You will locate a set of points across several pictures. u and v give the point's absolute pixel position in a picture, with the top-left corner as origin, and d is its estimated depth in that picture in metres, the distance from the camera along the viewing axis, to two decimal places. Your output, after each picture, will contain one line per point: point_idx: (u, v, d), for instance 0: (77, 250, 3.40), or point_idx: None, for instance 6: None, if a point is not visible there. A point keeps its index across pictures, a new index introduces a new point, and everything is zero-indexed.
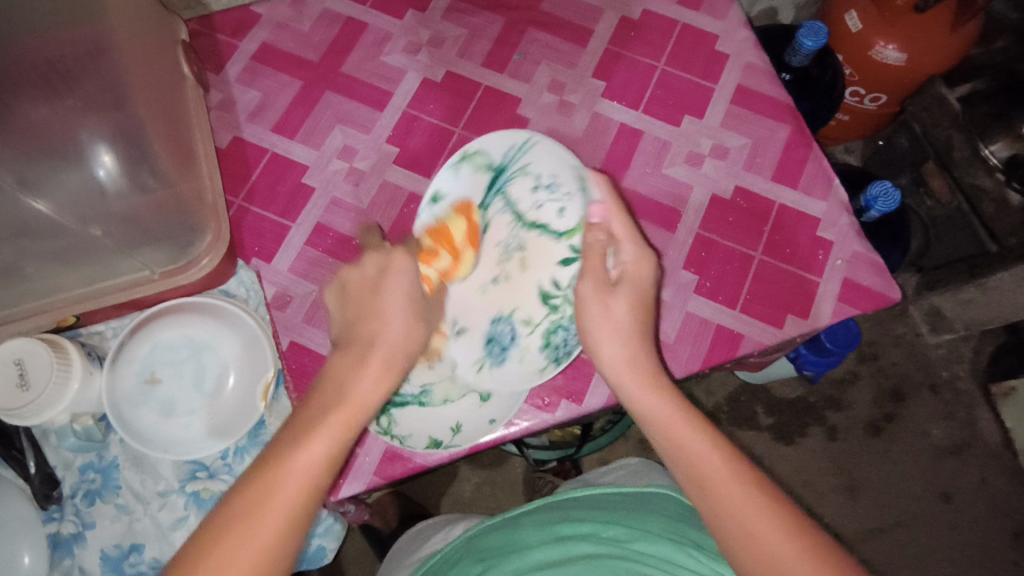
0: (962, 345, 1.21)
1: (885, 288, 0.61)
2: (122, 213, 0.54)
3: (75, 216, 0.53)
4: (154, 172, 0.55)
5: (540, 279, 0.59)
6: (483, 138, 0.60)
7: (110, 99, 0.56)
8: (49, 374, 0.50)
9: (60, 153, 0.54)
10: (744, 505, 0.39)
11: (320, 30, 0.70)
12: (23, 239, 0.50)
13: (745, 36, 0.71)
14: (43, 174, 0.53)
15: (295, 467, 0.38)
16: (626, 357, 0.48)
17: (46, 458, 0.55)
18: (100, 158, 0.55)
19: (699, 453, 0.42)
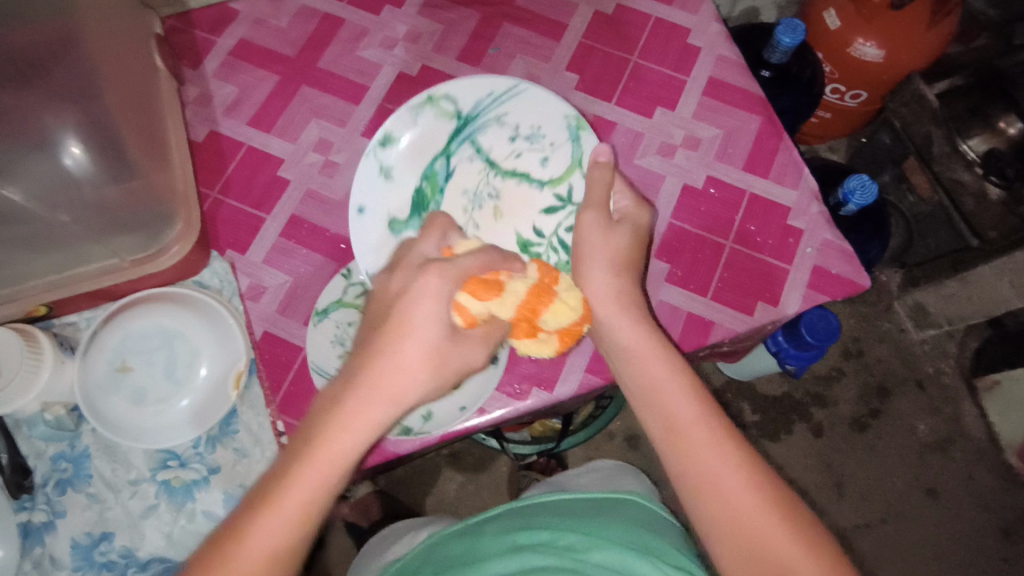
0: (947, 341, 1.22)
1: (856, 276, 0.62)
2: (93, 203, 0.54)
3: (43, 204, 0.51)
4: (126, 163, 0.55)
5: (520, 228, 0.62)
6: (452, 85, 0.61)
7: (80, 85, 0.54)
8: (20, 362, 0.51)
9: (30, 142, 0.53)
10: (714, 460, 0.42)
11: (297, 25, 0.71)
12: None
13: (718, 29, 0.72)
14: (17, 162, 0.52)
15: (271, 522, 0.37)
16: (615, 290, 0.51)
17: (18, 448, 0.54)
18: (69, 148, 0.54)
19: (671, 401, 0.45)
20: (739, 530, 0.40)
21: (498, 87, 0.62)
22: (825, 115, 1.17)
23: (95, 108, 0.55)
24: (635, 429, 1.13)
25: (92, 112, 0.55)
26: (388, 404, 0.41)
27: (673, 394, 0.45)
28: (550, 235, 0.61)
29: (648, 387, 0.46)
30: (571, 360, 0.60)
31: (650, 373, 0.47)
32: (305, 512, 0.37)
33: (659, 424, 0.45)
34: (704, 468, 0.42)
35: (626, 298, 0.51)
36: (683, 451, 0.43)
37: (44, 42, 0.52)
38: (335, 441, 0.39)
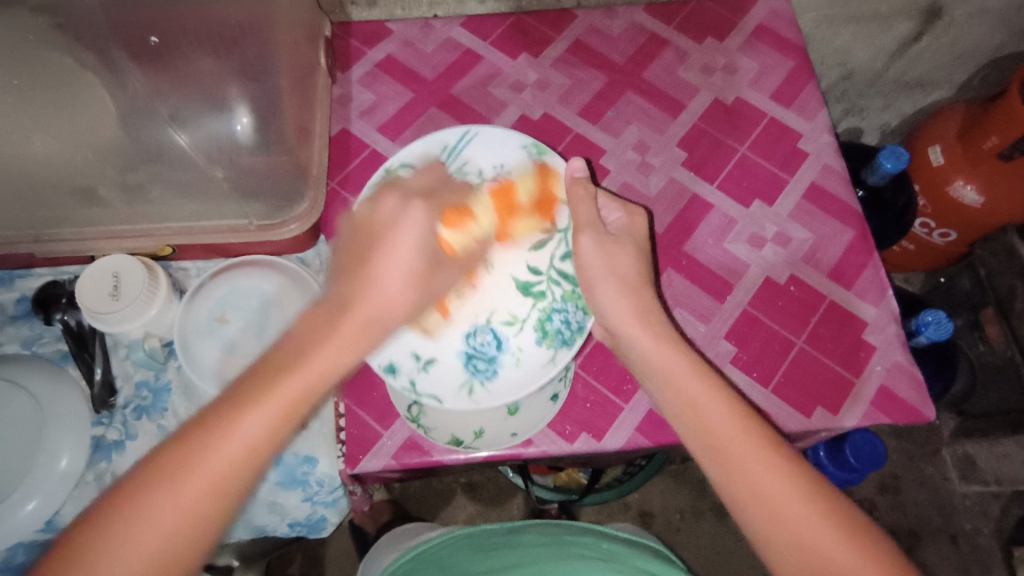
0: (990, 502, 1.17)
1: (921, 406, 0.62)
2: (241, 167, 0.59)
3: (204, 156, 0.59)
4: (279, 140, 0.60)
5: (515, 271, 0.57)
6: (403, 153, 0.59)
7: (258, 64, 0.61)
8: (139, 291, 0.56)
9: (209, 100, 0.60)
10: (776, 487, 0.43)
11: (441, 53, 0.78)
12: (158, 165, 0.58)
13: (828, 140, 0.75)
14: (193, 114, 0.60)
15: (231, 436, 0.38)
16: (633, 309, 0.52)
17: (110, 367, 0.59)
18: (239, 116, 0.60)
19: (711, 414, 0.46)
20: (802, 550, 0.41)
21: (451, 139, 0.61)
22: (910, 247, 1.19)
23: (264, 83, 0.61)
24: (651, 506, 1.13)
25: (259, 87, 0.61)
26: (337, 348, 0.44)
27: (713, 409, 0.47)
28: (546, 269, 0.57)
29: (681, 403, 0.48)
30: (624, 417, 0.61)
31: (682, 389, 0.48)
32: (261, 435, 0.39)
33: (698, 439, 0.46)
34: (758, 484, 0.43)
35: (651, 323, 0.52)
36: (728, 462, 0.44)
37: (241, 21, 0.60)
38: (314, 363, 0.42)
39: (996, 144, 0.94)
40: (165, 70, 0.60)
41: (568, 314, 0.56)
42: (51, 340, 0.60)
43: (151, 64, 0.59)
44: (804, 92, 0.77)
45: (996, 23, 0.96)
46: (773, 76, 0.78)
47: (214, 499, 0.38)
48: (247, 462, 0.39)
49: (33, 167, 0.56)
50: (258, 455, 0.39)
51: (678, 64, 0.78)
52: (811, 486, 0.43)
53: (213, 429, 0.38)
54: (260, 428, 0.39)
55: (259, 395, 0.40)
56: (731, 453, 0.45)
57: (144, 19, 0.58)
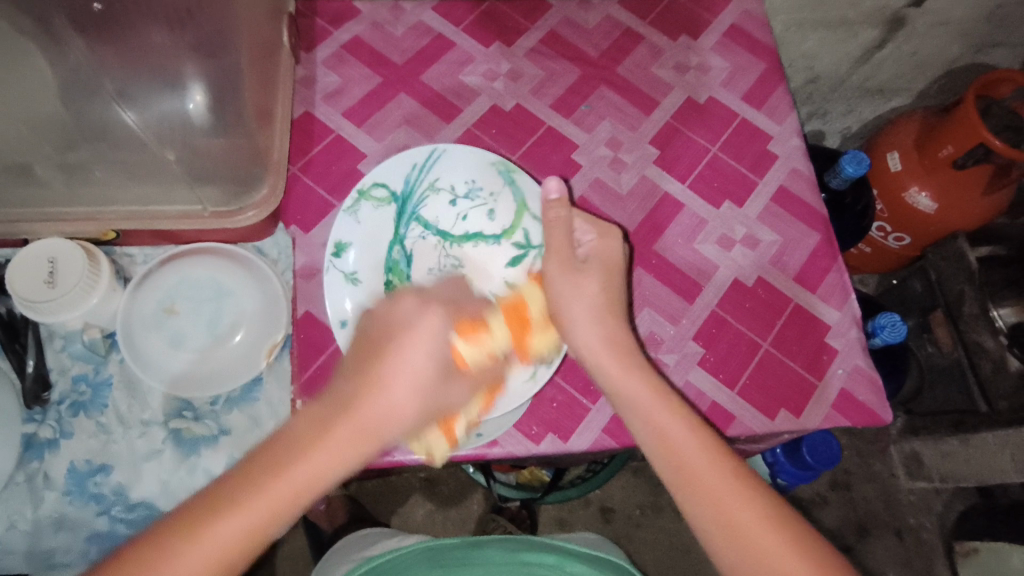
0: (933, 498, 1.24)
1: (879, 409, 0.63)
2: (199, 150, 0.54)
3: (155, 137, 0.53)
4: (241, 120, 0.56)
5: (493, 288, 0.61)
6: (377, 173, 0.62)
7: (216, 38, 0.54)
8: (79, 279, 0.52)
9: (161, 78, 0.53)
10: (747, 518, 0.42)
11: (410, 38, 0.75)
12: (103, 146, 0.52)
13: (797, 143, 0.75)
14: (144, 91, 0.52)
15: (202, 539, 0.37)
16: (603, 337, 0.52)
17: (44, 359, 0.55)
18: (193, 94, 0.54)
19: (683, 445, 0.45)
20: None
21: (419, 157, 0.63)
22: (866, 250, 1.22)
23: (223, 57, 0.54)
24: (612, 502, 1.13)
25: (216, 64, 0.54)
26: (332, 451, 0.41)
27: (693, 445, 0.45)
28: (524, 288, 0.61)
29: (654, 435, 0.46)
30: (591, 417, 0.60)
31: (653, 418, 0.47)
32: (234, 546, 0.37)
33: (669, 465, 0.45)
34: (737, 520, 0.42)
35: (618, 346, 0.52)
36: (706, 496, 0.43)
37: None
38: (303, 469, 0.40)
39: (951, 153, 0.96)
40: (109, 43, 0.49)
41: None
42: None
43: (93, 33, 0.47)
44: (775, 94, 0.77)
45: (955, 35, 0.99)
46: (745, 77, 0.78)
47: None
48: (224, 568, 0.37)
49: None
50: (234, 563, 0.38)
51: (652, 60, 0.77)
52: (782, 516, 0.42)
53: (185, 528, 0.37)
54: (240, 531, 0.38)
55: (246, 495, 0.38)
56: (709, 488, 0.43)
57: None
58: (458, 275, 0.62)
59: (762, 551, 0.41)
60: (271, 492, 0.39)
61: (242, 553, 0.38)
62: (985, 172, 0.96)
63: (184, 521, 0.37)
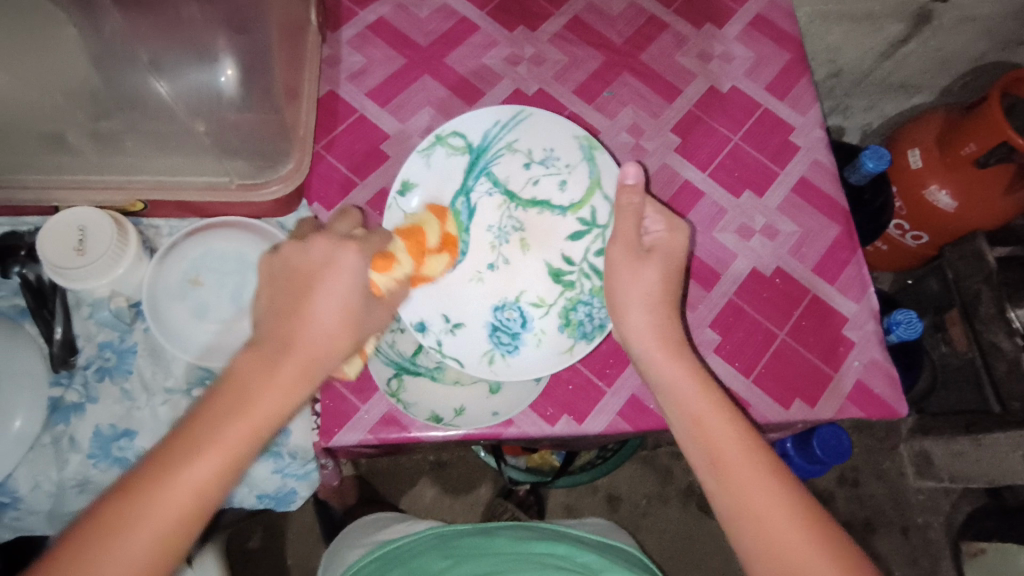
0: (942, 497, 1.24)
1: (895, 402, 0.63)
2: (230, 123, 0.56)
3: (186, 108, 0.56)
4: (270, 95, 0.56)
5: (550, 257, 0.65)
6: (459, 122, 0.63)
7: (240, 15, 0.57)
8: (108, 248, 0.53)
9: (195, 50, 0.57)
10: (774, 511, 0.43)
11: (435, 20, 0.75)
12: (136, 114, 0.56)
13: (819, 135, 0.75)
14: (176, 63, 0.57)
15: (175, 482, 0.38)
16: (653, 327, 0.53)
17: (71, 326, 0.56)
18: (224, 69, 0.57)
19: (721, 437, 0.46)
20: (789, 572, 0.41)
21: (504, 115, 0.64)
22: (882, 247, 1.22)
23: (254, 34, 0.57)
24: (619, 491, 1.14)
25: (246, 40, 0.57)
26: (278, 394, 0.42)
27: (733, 449, 0.46)
28: (579, 261, 0.63)
29: (695, 432, 0.47)
30: (605, 400, 0.61)
31: (696, 408, 0.48)
32: (203, 485, 0.39)
33: (703, 462, 0.46)
34: (769, 528, 0.42)
35: (669, 335, 0.52)
36: (737, 496, 0.44)
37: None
38: (257, 410, 0.41)
39: (973, 151, 0.96)
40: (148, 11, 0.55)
41: (593, 307, 0.61)
42: (9, 294, 0.57)
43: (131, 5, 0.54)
44: (799, 85, 0.77)
45: (981, 32, 0.98)
46: (769, 67, 0.77)
47: (184, 526, 0.38)
48: (194, 517, 0.39)
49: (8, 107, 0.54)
50: (201, 508, 0.39)
51: (676, 48, 0.77)
52: (806, 509, 0.43)
53: (157, 470, 0.38)
54: (211, 471, 0.39)
55: (204, 426, 0.40)
56: (746, 493, 0.44)
57: None
58: (516, 233, 0.66)
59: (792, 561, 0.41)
60: (220, 447, 0.40)
61: (205, 511, 0.39)
62: (1006, 171, 0.95)
63: (154, 472, 0.38)
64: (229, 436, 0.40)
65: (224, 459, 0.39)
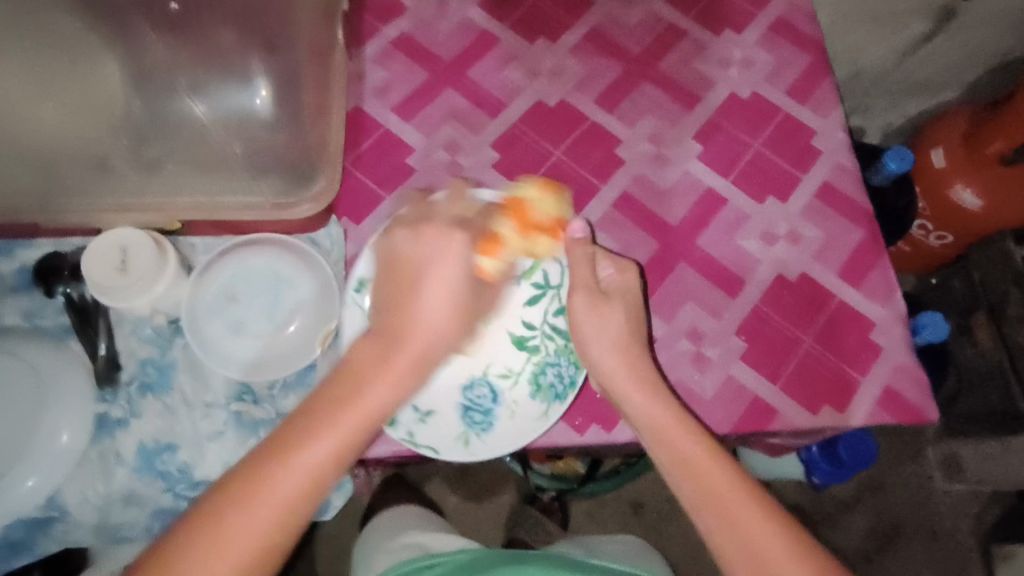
0: (969, 501, 1.23)
1: (923, 406, 0.63)
2: (264, 146, 0.63)
3: (225, 132, 0.64)
4: (299, 120, 0.64)
5: (511, 326, 0.63)
6: (365, 272, 0.57)
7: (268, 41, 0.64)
8: (150, 267, 0.55)
9: (234, 74, 0.66)
10: (771, 545, 0.44)
11: (456, 34, 0.76)
12: (179, 138, 0.64)
13: (842, 138, 0.74)
14: (212, 85, 0.66)
15: (298, 463, 0.40)
16: (622, 368, 0.54)
17: (114, 343, 0.58)
18: (259, 92, 0.65)
19: (708, 475, 0.47)
20: None
21: (433, 204, 0.60)
22: (905, 248, 1.20)
23: (283, 58, 0.65)
24: (643, 497, 1.14)
25: (277, 61, 0.65)
26: (369, 396, 0.43)
27: (715, 473, 0.47)
28: (540, 324, 0.63)
29: (675, 463, 0.48)
30: None
31: (676, 447, 0.49)
32: (316, 471, 0.40)
33: (685, 486, 0.48)
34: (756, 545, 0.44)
35: (637, 371, 0.53)
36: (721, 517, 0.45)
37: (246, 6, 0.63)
38: (370, 397, 0.43)
39: (1000, 147, 0.96)
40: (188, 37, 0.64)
41: (561, 368, 0.61)
42: (52, 313, 0.59)
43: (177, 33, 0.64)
44: (820, 88, 0.76)
45: (1004, 29, 0.97)
46: (789, 71, 0.77)
47: (303, 505, 0.40)
48: (309, 495, 0.40)
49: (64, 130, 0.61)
50: (318, 488, 0.40)
51: (695, 55, 0.77)
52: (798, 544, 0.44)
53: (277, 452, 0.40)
54: (328, 455, 0.41)
55: (312, 421, 0.41)
56: (729, 513, 0.45)
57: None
58: None
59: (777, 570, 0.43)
60: (344, 421, 0.42)
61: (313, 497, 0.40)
62: None
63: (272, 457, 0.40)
64: (331, 453, 0.41)
65: (332, 461, 0.41)
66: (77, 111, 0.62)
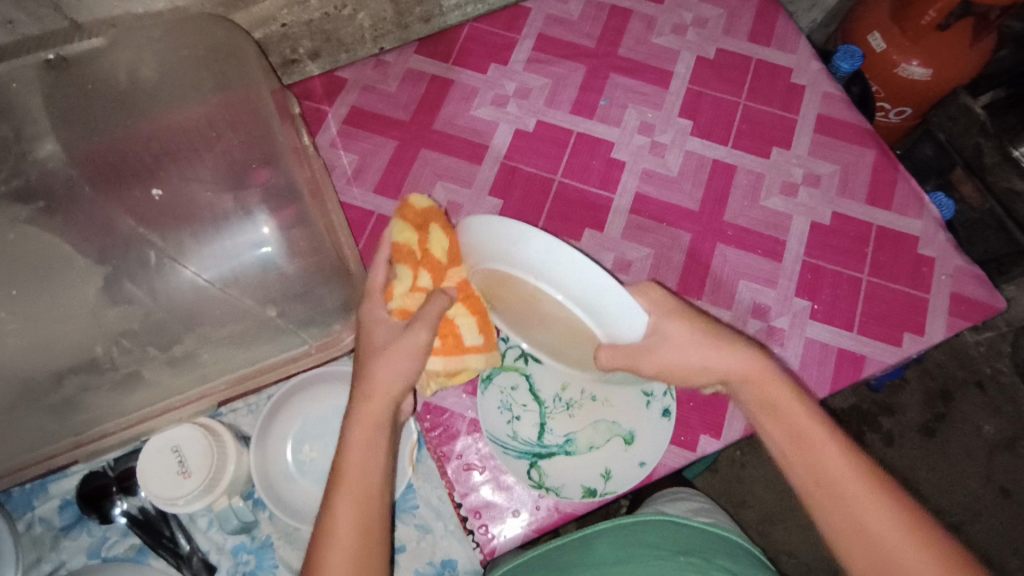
0: (1001, 341, 1.13)
1: (991, 299, 0.64)
2: (299, 291, 0.52)
3: (237, 288, 0.51)
4: (319, 247, 0.53)
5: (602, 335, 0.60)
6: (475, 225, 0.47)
7: (258, 151, 0.53)
8: (212, 458, 0.49)
9: (223, 220, 0.52)
10: (899, 543, 0.42)
11: (407, 90, 0.72)
12: (199, 326, 0.50)
13: (818, 67, 0.74)
14: (206, 244, 0.51)
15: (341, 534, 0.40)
16: (753, 354, 0.49)
17: (197, 543, 0.53)
18: (261, 233, 0.52)
19: (833, 461, 0.45)
20: None
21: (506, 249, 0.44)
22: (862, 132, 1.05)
23: (278, 167, 0.53)
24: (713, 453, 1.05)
25: (266, 185, 0.53)
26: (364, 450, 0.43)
27: (870, 501, 0.43)
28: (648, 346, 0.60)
29: (800, 460, 0.46)
30: (732, 405, 0.59)
31: (801, 435, 0.46)
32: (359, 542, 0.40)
33: (829, 509, 0.44)
34: (900, 568, 0.41)
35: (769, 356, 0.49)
36: (862, 539, 0.43)
37: (163, 142, 0.52)
38: (354, 442, 0.43)
39: (935, 17, 0.86)
40: (167, 212, 0.51)
41: None
42: (120, 537, 0.53)
43: (164, 222, 0.51)
44: (778, 25, 0.76)
45: None
46: (742, 18, 0.76)
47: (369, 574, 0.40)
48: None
49: (27, 363, 0.46)
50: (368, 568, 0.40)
51: (649, 31, 0.75)
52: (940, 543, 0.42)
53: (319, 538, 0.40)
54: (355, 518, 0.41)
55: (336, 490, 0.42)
56: (840, 500, 0.44)
57: (139, 175, 0.51)
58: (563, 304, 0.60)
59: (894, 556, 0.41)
60: (350, 490, 0.42)
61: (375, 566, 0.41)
62: (967, 27, 0.86)
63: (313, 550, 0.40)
64: (371, 437, 0.44)
65: (364, 524, 0.41)
66: (56, 340, 0.47)
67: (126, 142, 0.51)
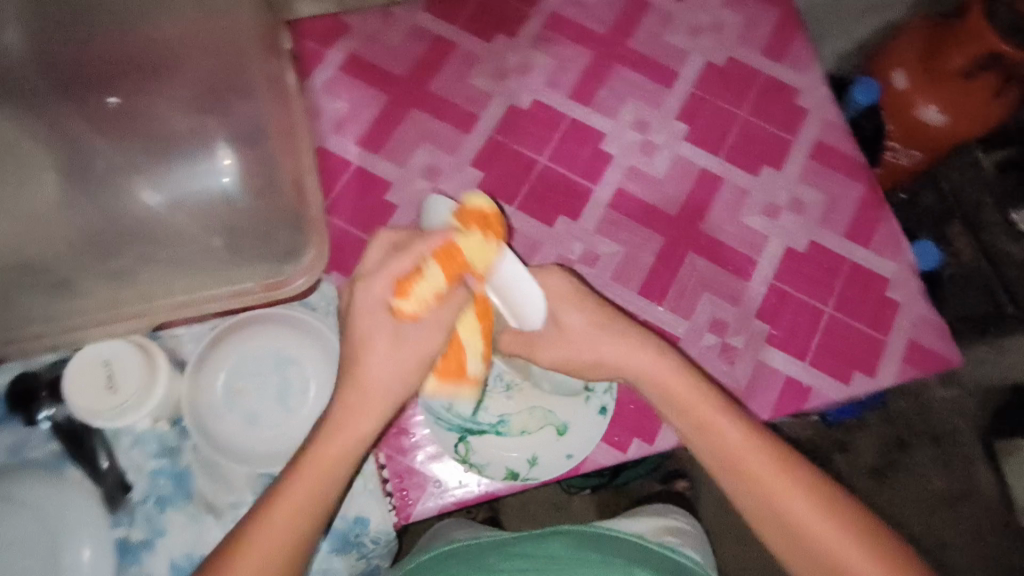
0: (967, 398, 1.11)
1: (947, 352, 0.64)
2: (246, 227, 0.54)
3: (182, 213, 0.53)
4: (273, 184, 0.55)
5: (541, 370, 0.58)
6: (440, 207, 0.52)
7: (227, 81, 0.54)
8: (142, 377, 0.49)
9: (186, 146, 0.54)
10: (789, 498, 0.46)
11: (408, 45, 0.70)
12: (145, 245, 0.51)
13: (826, 93, 0.73)
14: (163, 164, 0.53)
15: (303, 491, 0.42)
16: (649, 353, 0.51)
17: (117, 460, 0.54)
18: (221, 163, 0.54)
19: (724, 433, 0.48)
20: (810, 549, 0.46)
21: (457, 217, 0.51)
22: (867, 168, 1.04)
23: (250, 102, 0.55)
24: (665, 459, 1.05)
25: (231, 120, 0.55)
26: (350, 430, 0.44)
27: (798, 500, 0.46)
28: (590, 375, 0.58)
29: (707, 440, 0.49)
30: None
31: (694, 414, 0.49)
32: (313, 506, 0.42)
33: (760, 513, 0.47)
34: (787, 513, 0.46)
35: (664, 353, 0.50)
36: (757, 500, 0.47)
37: (134, 56, 0.52)
38: (334, 444, 0.43)
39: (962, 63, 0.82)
40: (128, 126, 0.53)
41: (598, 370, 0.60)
42: (41, 441, 0.53)
43: (116, 129, 0.52)
44: (795, 44, 0.74)
45: None
46: (760, 30, 0.74)
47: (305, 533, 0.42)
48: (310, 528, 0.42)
49: None
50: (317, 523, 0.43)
51: (663, 28, 0.73)
52: (819, 491, 0.47)
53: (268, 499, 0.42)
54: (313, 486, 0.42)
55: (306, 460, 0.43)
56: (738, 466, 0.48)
57: (102, 81, 0.51)
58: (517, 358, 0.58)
59: (785, 509, 0.46)
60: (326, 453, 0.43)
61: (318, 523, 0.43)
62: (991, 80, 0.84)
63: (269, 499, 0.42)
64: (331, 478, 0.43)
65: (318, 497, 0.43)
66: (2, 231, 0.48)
67: (99, 49, 0.51)
